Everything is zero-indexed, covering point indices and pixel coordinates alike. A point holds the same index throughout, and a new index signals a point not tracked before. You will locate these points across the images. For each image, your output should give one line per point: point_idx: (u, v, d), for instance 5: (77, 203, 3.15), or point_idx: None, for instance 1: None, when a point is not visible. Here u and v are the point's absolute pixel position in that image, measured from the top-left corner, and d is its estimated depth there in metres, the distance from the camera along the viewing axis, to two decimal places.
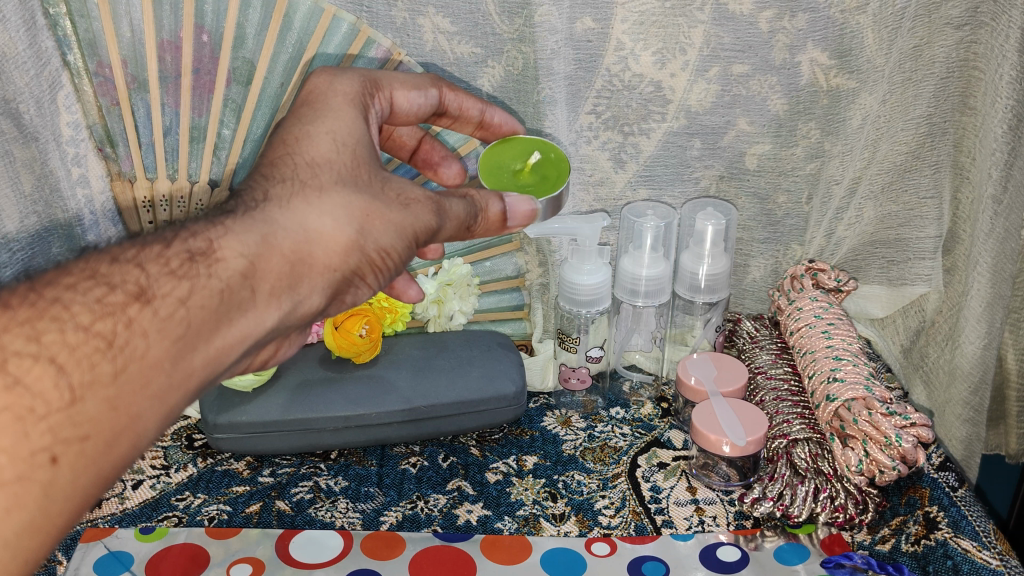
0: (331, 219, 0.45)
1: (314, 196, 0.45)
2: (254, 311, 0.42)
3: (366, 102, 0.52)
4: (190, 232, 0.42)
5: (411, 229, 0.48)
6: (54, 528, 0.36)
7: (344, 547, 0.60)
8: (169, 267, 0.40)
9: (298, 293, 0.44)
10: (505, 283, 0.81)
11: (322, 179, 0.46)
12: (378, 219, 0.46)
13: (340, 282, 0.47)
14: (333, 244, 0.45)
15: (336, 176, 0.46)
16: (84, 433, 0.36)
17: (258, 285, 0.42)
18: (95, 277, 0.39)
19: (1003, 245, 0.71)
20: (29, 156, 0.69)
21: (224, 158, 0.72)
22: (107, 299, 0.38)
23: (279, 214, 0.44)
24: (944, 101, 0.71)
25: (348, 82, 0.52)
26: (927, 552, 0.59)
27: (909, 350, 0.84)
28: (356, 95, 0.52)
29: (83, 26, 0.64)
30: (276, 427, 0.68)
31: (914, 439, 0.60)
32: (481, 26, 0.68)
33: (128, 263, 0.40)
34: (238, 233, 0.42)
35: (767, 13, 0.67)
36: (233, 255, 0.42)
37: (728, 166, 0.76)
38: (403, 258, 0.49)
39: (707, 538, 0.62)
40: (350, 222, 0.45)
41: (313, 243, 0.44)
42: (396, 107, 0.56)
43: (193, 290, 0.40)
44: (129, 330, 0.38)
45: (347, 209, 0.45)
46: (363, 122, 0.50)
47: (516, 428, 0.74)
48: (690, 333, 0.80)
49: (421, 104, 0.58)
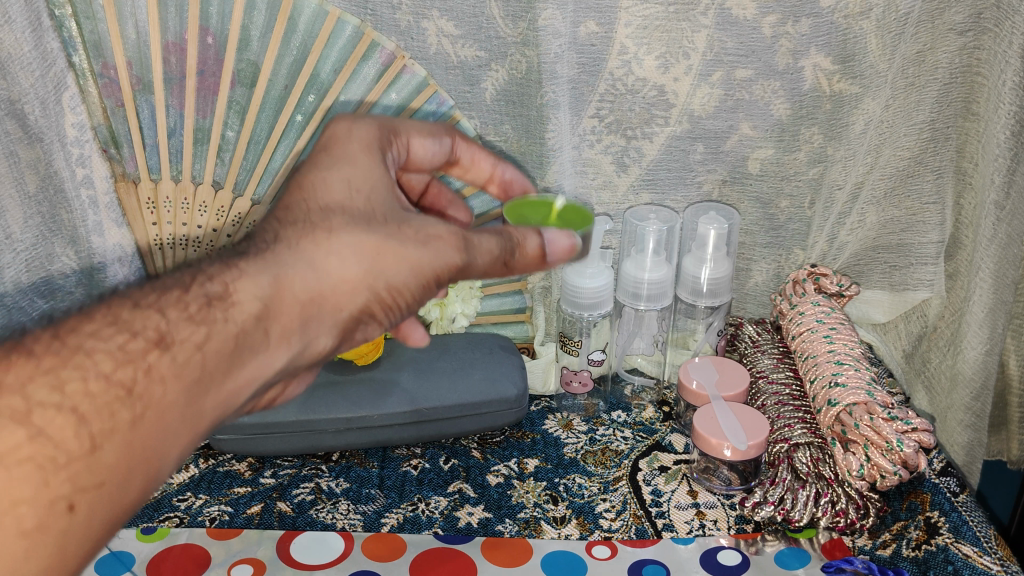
0: (338, 258, 0.44)
1: (323, 237, 0.44)
2: (265, 353, 0.43)
3: (383, 147, 0.52)
4: (207, 275, 0.42)
5: (430, 267, 0.47)
6: (67, 571, 0.36)
7: (345, 549, 0.60)
8: (188, 311, 0.40)
9: (308, 334, 0.44)
10: (506, 286, 0.81)
11: (332, 222, 0.45)
12: (391, 256, 0.45)
13: (349, 322, 0.46)
14: (341, 283, 0.45)
15: (349, 219, 0.46)
16: (101, 480, 0.36)
17: (270, 326, 0.43)
18: (117, 323, 0.39)
19: (1005, 252, 0.71)
20: (34, 157, 0.69)
21: (229, 159, 0.72)
22: (128, 346, 0.38)
23: (288, 257, 0.44)
24: (947, 107, 0.71)
25: (365, 129, 0.52)
26: (928, 557, 0.59)
27: (910, 356, 0.84)
28: (374, 142, 0.51)
29: (88, 27, 0.64)
30: (277, 430, 0.68)
31: (915, 444, 0.60)
32: (485, 30, 0.68)
33: (149, 308, 0.40)
34: (252, 274, 0.42)
35: (771, 18, 0.68)
36: (247, 298, 0.42)
37: (730, 170, 0.76)
38: (416, 296, 0.48)
39: (707, 542, 0.62)
40: (360, 260, 0.45)
41: (323, 282, 0.44)
42: (412, 154, 0.56)
43: (209, 334, 0.40)
44: (148, 376, 0.38)
45: (357, 247, 0.45)
46: (380, 167, 0.49)
47: (517, 431, 0.74)
48: (692, 337, 0.81)
49: (434, 152, 0.57)
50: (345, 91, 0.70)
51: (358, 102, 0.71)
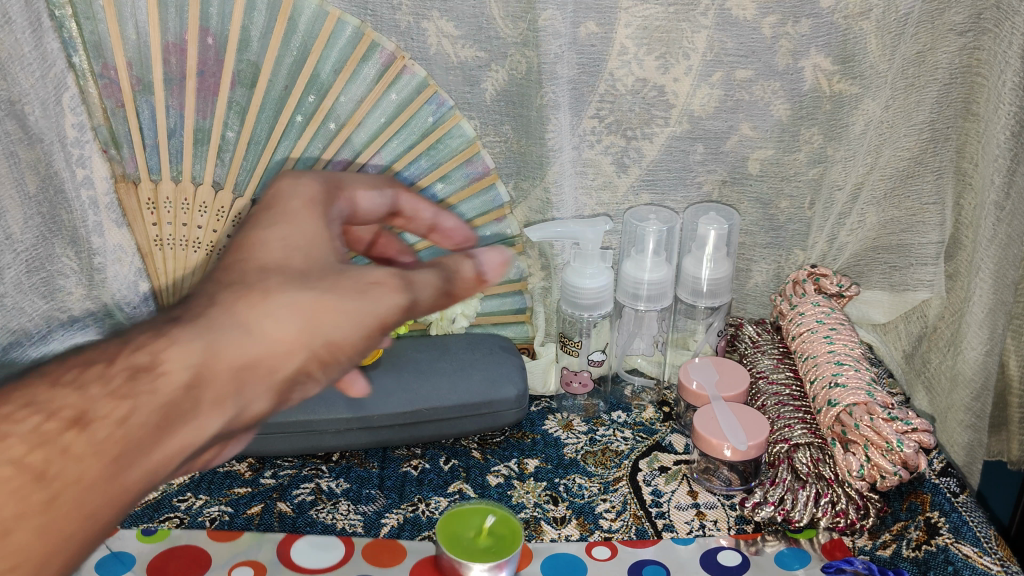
0: (274, 319, 0.38)
1: (258, 297, 0.38)
2: (195, 422, 0.35)
3: (327, 201, 0.46)
4: (134, 343, 0.35)
5: (373, 319, 0.41)
6: None
7: (345, 555, 0.60)
8: (109, 386, 0.34)
9: (243, 402, 0.37)
10: (506, 287, 0.79)
11: (267, 281, 0.38)
12: (331, 310, 0.39)
13: (287, 385, 0.39)
14: (279, 345, 0.38)
15: (286, 277, 0.39)
16: (10, 567, 0.31)
17: (202, 394, 0.35)
18: (26, 403, 0.32)
19: (1005, 252, 0.71)
20: (34, 157, 0.69)
21: (229, 159, 0.71)
22: (42, 426, 0.32)
23: (219, 319, 0.37)
24: (947, 108, 0.71)
25: (307, 184, 0.45)
26: (928, 558, 0.59)
27: (910, 357, 0.84)
28: (316, 198, 0.45)
29: (88, 28, 0.64)
30: (277, 430, 0.68)
31: (915, 445, 0.59)
32: (485, 30, 0.69)
33: (65, 385, 0.33)
34: (183, 340, 0.35)
35: (771, 18, 0.68)
36: (177, 367, 0.35)
37: (730, 171, 0.76)
38: (360, 351, 0.41)
39: (707, 542, 0.62)
40: (298, 319, 0.38)
41: (259, 346, 0.37)
42: (356, 212, 0.49)
43: (135, 407, 0.33)
44: (64, 457, 0.32)
45: (294, 306, 0.38)
46: (323, 223, 0.43)
47: (517, 432, 0.74)
48: (692, 338, 0.81)
49: (376, 206, 0.50)
50: (345, 91, 0.70)
51: (358, 102, 0.70)
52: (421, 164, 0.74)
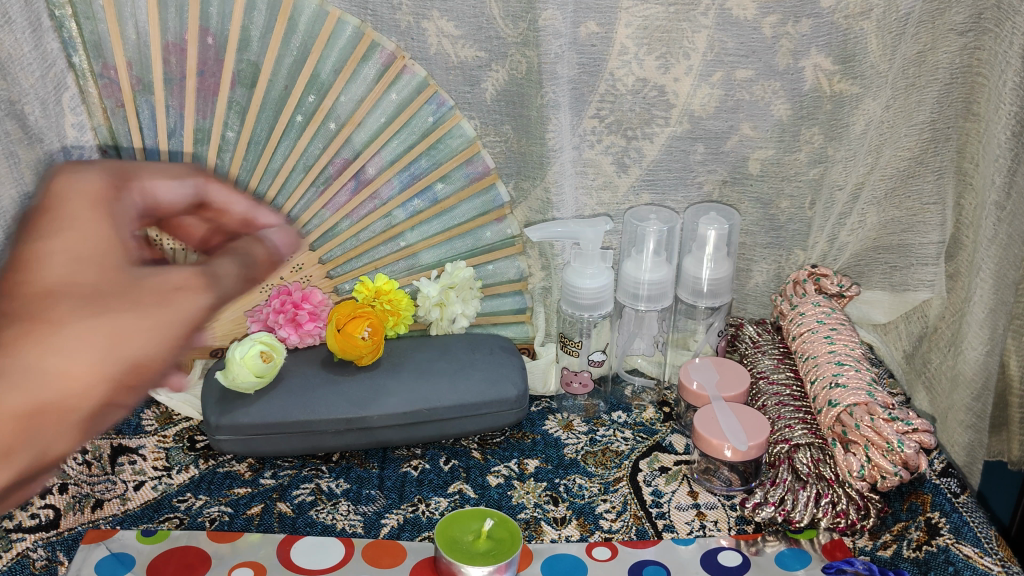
0: (60, 353, 0.23)
1: (39, 326, 0.24)
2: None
3: (110, 197, 0.29)
4: None
5: (192, 334, 0.27)
6: None
7: (345, 555, 0.60)
8: None
9: (30, 452, 0.24)
10: (506, 287, 0.79)
11: (41, 303, 0.24)
12: (135, 333, 0.25)
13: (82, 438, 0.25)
14: (65, 391, 0.23)
15: (68, 294, 0.25)
16: None
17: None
18: None
19: (1006, 252, 0.70)
20: (34, 157, 0.67)
21: (229, 159, 0.71)
22: None
23: None
24: (948, 107, 0.71)
25: (80, 174, 0.29)
26: (928, 558, 0.59)
27: (911, 357, 0.84)
28: (94, 192, 0.29)
29: (88, 27, 0.65)
30: (277, 430, 0.67)
31: (916, 445, 0.59)
32: (485, 30, 0.69)
33: None
34: None
35: (772, 18, 0.68)
36: None
37: (731, 171, 0.76)
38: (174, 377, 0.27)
39: (707, 543, 0.62)
40: (86, 351, 0.24)
41: (41, 390, 0.23)
42: (151, 204, 0.32)
43: None
44: None
45: (85, 333, 0.24)
46: (123, 220, 0.29)
47: (518, 432, 0.74)
48: (692, 338, 0.81)
49: (174, 199, 0.33)
50: (345, 91, 0.69)
51: (358, 102, 0.70)
52: (421, 164, 0.73)
